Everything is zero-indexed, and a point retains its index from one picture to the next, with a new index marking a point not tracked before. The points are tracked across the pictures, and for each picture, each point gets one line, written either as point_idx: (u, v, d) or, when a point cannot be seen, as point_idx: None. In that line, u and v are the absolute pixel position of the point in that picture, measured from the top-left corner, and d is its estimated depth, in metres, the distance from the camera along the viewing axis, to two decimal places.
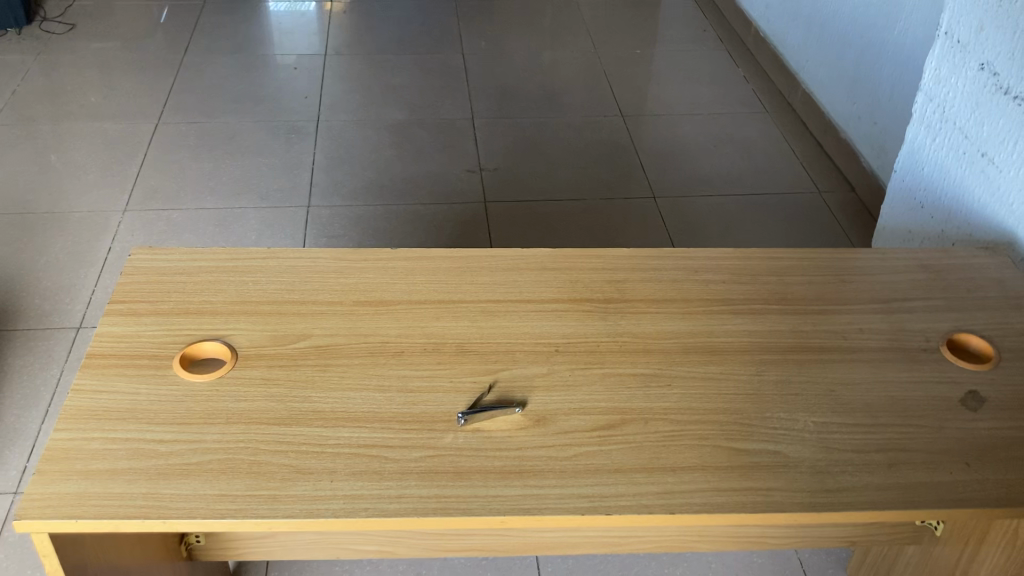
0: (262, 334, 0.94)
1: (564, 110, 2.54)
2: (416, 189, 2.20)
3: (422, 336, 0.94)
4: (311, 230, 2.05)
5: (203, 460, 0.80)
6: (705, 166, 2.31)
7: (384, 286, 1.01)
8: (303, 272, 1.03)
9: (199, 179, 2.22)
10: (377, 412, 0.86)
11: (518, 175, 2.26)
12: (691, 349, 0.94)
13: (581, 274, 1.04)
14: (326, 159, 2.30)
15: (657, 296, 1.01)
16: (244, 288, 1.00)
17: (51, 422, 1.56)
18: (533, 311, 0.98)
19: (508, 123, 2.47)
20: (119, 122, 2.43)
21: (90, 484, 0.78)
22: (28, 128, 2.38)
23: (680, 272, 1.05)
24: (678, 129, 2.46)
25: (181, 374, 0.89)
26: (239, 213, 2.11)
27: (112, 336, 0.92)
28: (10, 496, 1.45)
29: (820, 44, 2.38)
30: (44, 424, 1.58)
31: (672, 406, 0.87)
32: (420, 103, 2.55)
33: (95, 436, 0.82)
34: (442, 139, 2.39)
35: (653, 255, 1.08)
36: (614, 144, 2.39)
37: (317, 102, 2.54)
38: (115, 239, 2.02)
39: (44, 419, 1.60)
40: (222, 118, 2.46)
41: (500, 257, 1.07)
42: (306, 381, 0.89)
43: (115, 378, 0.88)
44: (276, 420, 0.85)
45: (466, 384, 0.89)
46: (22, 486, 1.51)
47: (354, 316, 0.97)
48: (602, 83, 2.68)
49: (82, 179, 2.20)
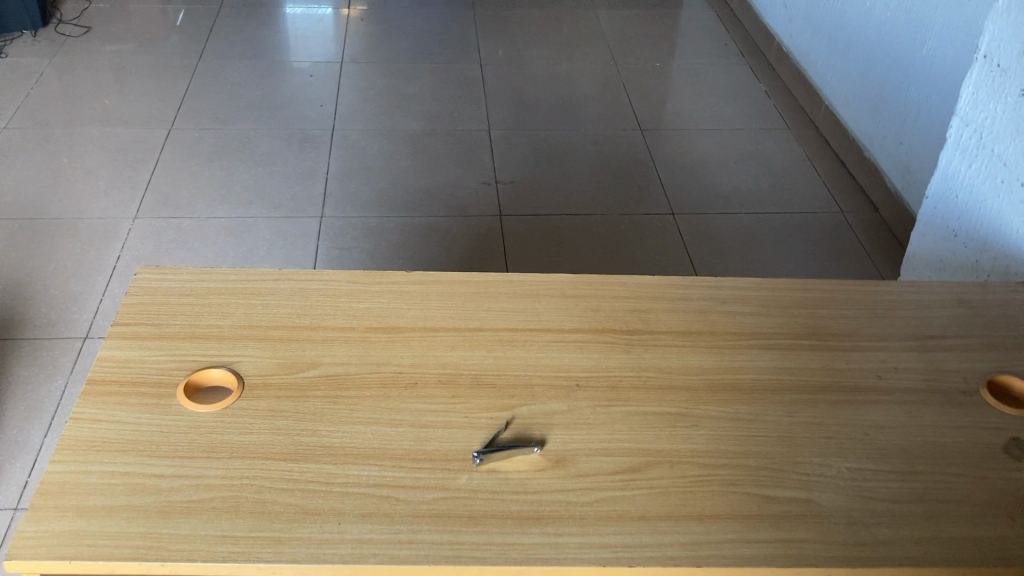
0: (270, 361, 0.90)
1: (582, 122, 2.50)
2: (431, 201, 2.16)
3: (437, 366, 0.90)
4: (323, 241, 2.02)
5: (205, 498, 0.76)
6: (726, 183, 2.26)
7: (398, 312, 0.97)
8: (314, 295, 0.99)
9: (210, 186, 2.19)
10: (389, 449, 0.82)
11: (535, 188, 2.22)
12: (718, 386, 0.90)
13: (603, 302, 1.00)
14: (340, 169, 2.26)
15: (682, 328, 0.97)
16: (253, 312, 0.96)
17: (55, 436, 1.53)
18: (554, 342, 0.94)
19: (526, 135, 2.43)
20: (132, 127, 2.41)
21: (87, 522, 0.74)
22: (40, 132, 2.36)
23: (707, 302, 1.01)
24: (698, 144, 2.41)
25: (185, 404, 0.85)
26: (250, 223, 2.08)
27: (116, 361, 0.88)
28: (10, 512, 1.43)
29: (844, 60, 2.33)
30: (48, 437, 1.55)
31: (699, 448, 0.83)
32: (436, 112, 2.51)
33: (94, 470, 0.78)
34: (458, 150, 2.35)
35: (679, 283, 1.03)
36: (633, 159, 2.34)
37: (333, 110, 2.51)
38: (125, 248, 1.99)
39: (48, 431, 1.57)
40: (235, 124, 2.43)
41: (519, 282, 1.03)
42: (315, 413, 0.85)
43: (115, 406, 0.84)
44: (283, 456, 0.81)
45: (482, 420, 0.85)
46: (23, 500, 1.48)
47: (367, 343, 0.92)
48: (621, 95, 2.64)
49: (93, 184, 2.18)
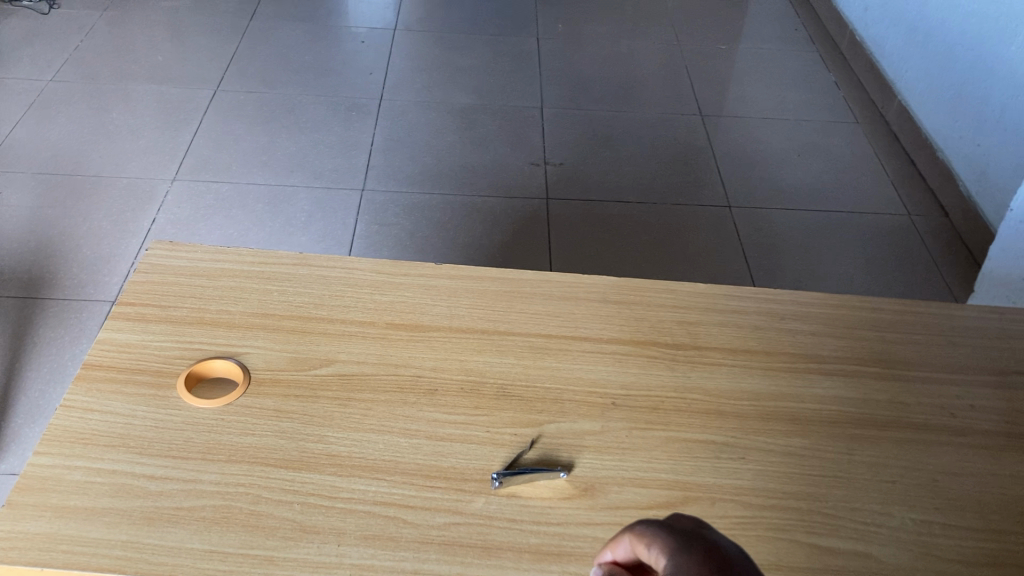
0: (280, 355, 0.83)
1: (639, 104, 2.39)
2: (476, 179, 2.08)
3: (461, 371, 0.82)
4: (362, 216, 1.95)
5: (195, 506, 0.70)
6: (787, 177, 2.14)
7: (424, 308, 0.89)
8: (335, 284, 0.91)
9: (252, 151, 2.13)
10: (400, 463, 0.74)
11: (585, 172, 2.13)
12: (770, 414, 0.81)
13: (648, 310, 0.91)
14: (385, 142, 2.19)
15: (733, 345, 0.87)
16: (268, 299, 0.89)
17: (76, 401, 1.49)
18: (590, 352, 0.85)
19: (580, 115, 2.33)
20: (178, 86, 2.35)
21: (65, 525, 0.68)
22: (86, 85, 2.32)
23: (763, 317, 0.91)
24: (761, 135, 2.29)
25: (184, 397, 0.78)
26: (291, 192, 2.01)
27: (117, 345, 0.82)
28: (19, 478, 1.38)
29: (922, 53, 2.19)
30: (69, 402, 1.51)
31: (745, 485, 0.74)
32: (488, 87, 2.42)
33: (79, 466, 0.72)
34: (508, 128, 2.26)
35: (733, 293, 0.94)
36: (690, 146, 2.23)
37: (382, 79, 2.43)
38: (160, 211, 1.94)
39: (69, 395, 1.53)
40: (283, 89, 2.36)
41: (558, 282, 0.94)
42: (324, 417, 0.77)
43: (110, 395, 0.77)
44: (284, 463, 0.73)
45: (505, 437, 0.77)
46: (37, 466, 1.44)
47: (386, 342, 0.85)
48: (682, 78, 2.52)
49: (135, 143, 2.13)
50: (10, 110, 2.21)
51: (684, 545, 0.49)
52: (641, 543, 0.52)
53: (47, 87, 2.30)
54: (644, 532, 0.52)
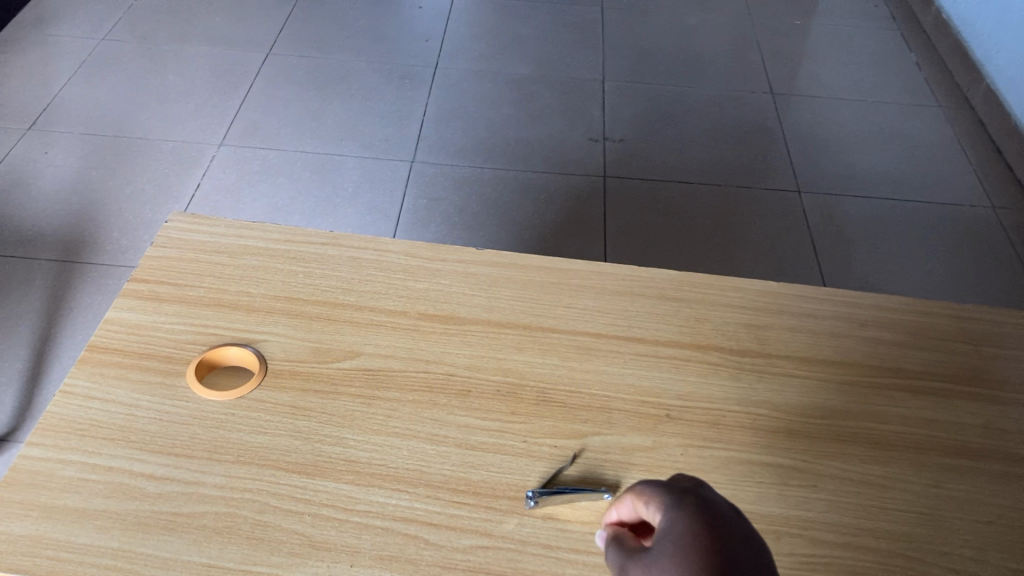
0: (301, 345, 0.75)
1: (706, 80, 2.27)
2: (530, 154, 1.99)
3: (498, 372, 0.74)
4: (411, 188, 1.88)
5: (196, 512, 0.63)
6: (862, 162, 2.01)
7: (461, 297, 0.81)
8: (365, 267, 0.83)
9: (301, 119, 2.06)
10: (425, 473, 0.66)
11: (645, 150, 2.02)
12: (846, 437, 0.71)
13: (710, 309, 0.81)
14: (438, 113, 2.10)
15: (806, 353, 0.78)
16: (292, 281, 0.81)
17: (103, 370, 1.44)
18: (644, 356, 0.76)
19: (642, 90, 2.22)
20: (230, 48, 2.29)
21: (53, 527, 0.61)
22: (137, 46, 2.27)
23: (841, 322, 0.81)
24: (835, 117, 2.16)
25: (194, 388, 0.71)
26: (338, 161, 1.94)
27: (126, 326, 0.75)
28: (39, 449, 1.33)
29: (1015, 33, 2.03)
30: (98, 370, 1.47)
31: (814, 517, 0.65)
32: (549, 58, 2.32)
33: (74, 461, 0.65)
34: (567, 102, 2.16)
35: (806, 293, 0.84)
36: (758, 126, 2.11)
37: (439, 47, 2.34)
38: (205, 176, 1.89)
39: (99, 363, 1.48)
40: (336, 54, 2.29)
41: (611, 273, 0.85)
42: (344, 417, 0.70)
43: (113, 381, 0.71)
44: (296, 468, 0.66)
45: (543, 449, 0.68)
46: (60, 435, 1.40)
47: (418, 334, 0.77)
48: (753, 54, 2.38)
49: (183, 106, 2.08)
50: (60, 68, 2.17)
51: (680, 504, 0.52)
52: (641, 501, 0.55)
53: (98, 46, 2.26)
54: (644, 490, 0.55)
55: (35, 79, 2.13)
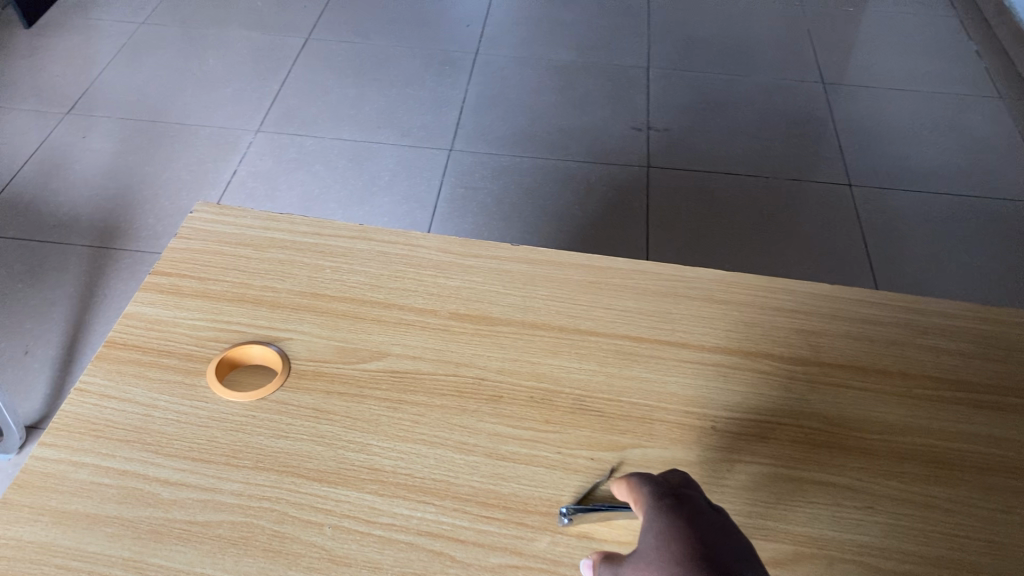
0: (326, 344, 0.72)
1: (754, 68, 2.20)
2: (572, 143, 1.94)
3: (533, 377, 0.70)
4: (449, 177, 1.84)
5: (211, 521, 0.59)
6: (917, 155, 1.93)
7: (494, 296, 0.77)
8: (395, 262, 0.80)
9: (340, 105, 2.03)
10: (453, 485, 0.62)
11: (690, 140, 1.96)
12: (906, 454, 0.66)
13: (759, 312, 0.76)
14: (477, 100, 2.06)
15: (863, 362, 0.73)
16: (318, 276, 0.78)
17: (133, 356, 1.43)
18: (688, 363, 0.72)
19: (689, 77, 2.15)
20: (269, 33, 2.26)
21: (62, 533, 0.58)
22: (177, 30, 2.26)
23: (900, 328, 0.76)
24: (889, 107, 2.08)
25: (214, 387, 0.68)
26: (376, 149, 1.91)
27: (146, 321, 0.73)
28: None
29: None
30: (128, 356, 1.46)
31: (870, 542, 0.61)
32: (592, 44, 2.26)
33: (87, 463, 0.62)
34: (610, 89, 2.10)
35: (863, 296, 0.79)
36: (808, 116, 2.04)
37: (480, 33, 2.29)
38: (242, 162, 1.87)
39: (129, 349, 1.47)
40: (375, 40, 2.25)
41: (654, 273, 0.81)
42: (369, 421, 0.66)
43: (131, 379, 0.68)
44: (318, 476, 0.63)
45: (579, 462, 0.64)
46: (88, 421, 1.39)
47: (448, 334, 0.73)
48: (804, 41, 2.31)
49: (221, 91, 2.06)
50: (100, 52, 2.16)
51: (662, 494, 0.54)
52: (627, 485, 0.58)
53: (138, 30, 2.25)
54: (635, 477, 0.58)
55: (75, 63, 2.12)
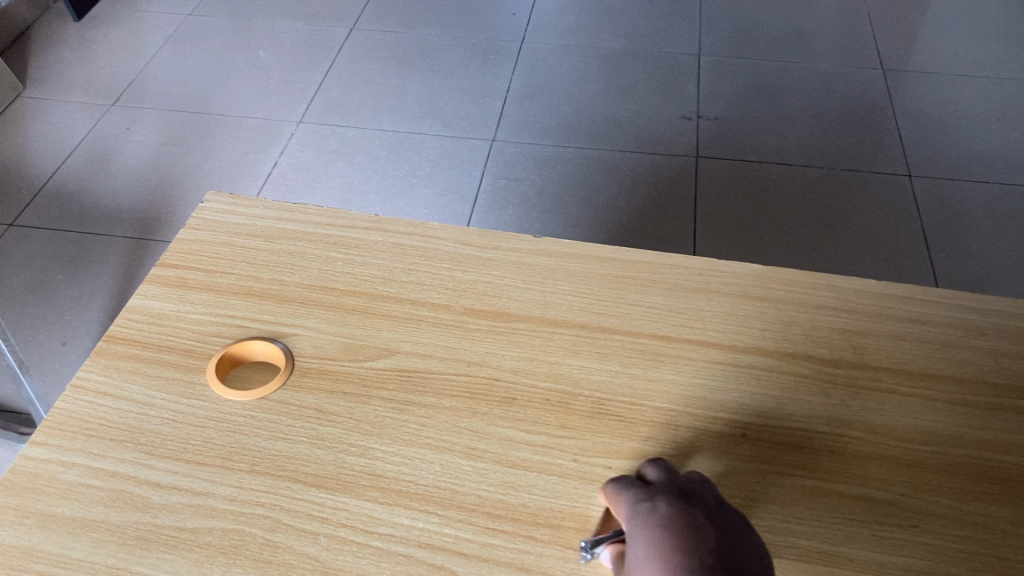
0: (333, 340, 0.68)
1: (812, 55, 2.11)
2: (619, 133, 1.89)
3: (549, 378, 0.66)
4: (491, 168, 1.80)
5: (202, 528, 0.56)
6: (983, 144, 1.83)
7: (512, 291, 0.73)
8: (410, 255, 0.76)
9: (383, 96, 2.00)
10: (458, 493, 0.58)
11: (743, 129, 1.89)
12: (957, 468, 0.60)
13: (799, 310, 0.71)
14: (522, 89, 2.01)
15: (912, 365, 0.66)
16: (329, 269, 0.74)
17: None
18: (718, 365, 0.66)
19: (742, 65, 2.08)
20: (315, 23, 2.24)
21: (46, 538, 0.56)
22: (224, 20, 2.25)
23: (955, 329, 0.69)
24: (955, 95, 1.97)
25: (213, 385, 0.65)
26: (418, 140, 1.88)
27: (149, 316, 0.70)
28: None
29: None
30: None
31: (916, 565, 0.55)
32: (642, 30, 2.19)
33: (78, 463, 0.60)
34: (660, 77, 2.04)
35: (916, 294, 0.72)
36: (867, 104, 1.95)
37: (527, 20, 2.24)
38: (283, 153, 1.85)
39: None
40: (421, 29, 2.21)
41: (685, 267, 0.75)
42: (373, 423, 0.62)
43: (128, 376, 0.65)
44: (316, 481, 0.59)
45: (596, 471, 0.60)
46: None
47: (462, 332, 0.69)
48: (864, 26, 2.21)
49: (264, 82, 2.04)
50: (147, 44, 2.17)
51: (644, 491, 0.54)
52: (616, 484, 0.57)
53: (185, 21, 2.25)
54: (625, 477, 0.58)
55: (123, 55, 2.13)
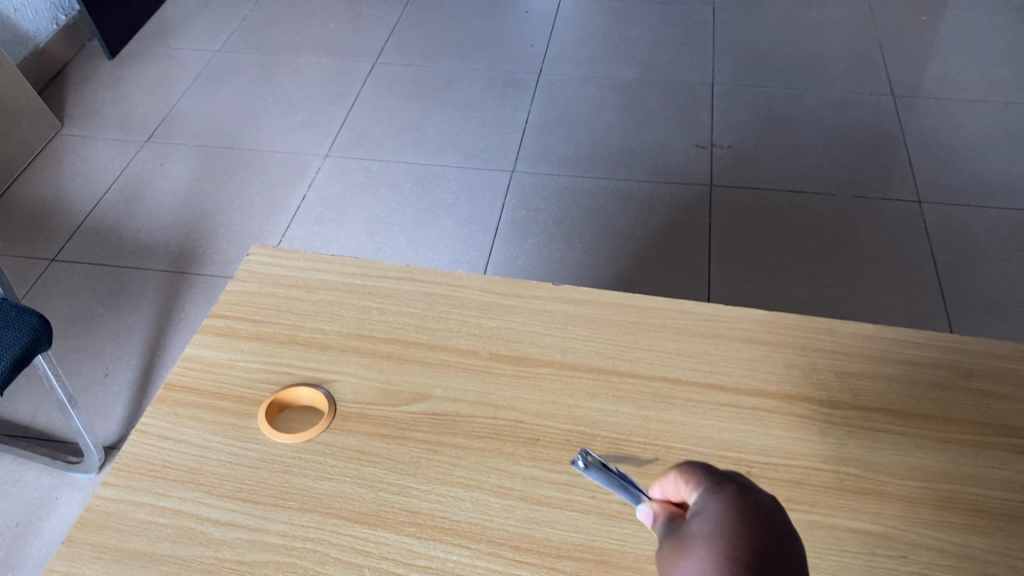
0: (371, 386, 0.74)
1: (823, 82, 2.16)
2: (635, 163, 1.95)
3: (569, 421, 0.72)
4: (511, 199, 1.87)
5: (259, 561, 0.62)
6: (988, 168, 1.88)
7: (534, 338, 0.79)
8: (440, 303, 0.82)
9: (405, 129, 2.07)
10: (488, 528, 0.64)
11: (755, 157, 1.95)
12: (945, 503, 0.65)
13: (800, 354, 0.76)
14: (540, 120, 2.08)
15: (904, 406, 0.72)
16: (366, 318, 0.81)
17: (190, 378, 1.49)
18: (725, 407, 0.72)
19: (754, 93, 2.14)
20: (339, 58, 2.32)
21: (119, 570, 0.62)
22: (251, 56, 2.34)
23: (945, 371, 0.75)
24: (962, 120, 2.02)
25: (263, 429, 0.71)
26: (440, 172, 1.95)
27: (203, 365, 0.77)
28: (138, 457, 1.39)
29: None
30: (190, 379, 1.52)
31: None
32: (656, 60, 2.26)
33: (146, 502, 0.66)
34: (673, 106, 2.10)
35: (908, 336, 0.78)
36: (877, 130, 2.00)
37: (544, 52, 2.31)
38: (311, 187, 1.92)
39: None
40: (441, 62, 2.29)
41: (694, 312, 0.81)
42: (409, 464, 0.69)
43: (187, 422, 0.72)
44: (360, 517, 0.65)
45: (612, 507, 0.66)
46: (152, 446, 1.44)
47: (488, 377, 0.75)
48: (873, 52, 2.26)
49: (292, 117, 2.12)
50: (179, 80, 2.26)
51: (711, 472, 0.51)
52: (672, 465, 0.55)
53: (213, 58, 2.34)
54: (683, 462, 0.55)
55: (155, 91, 2.22)
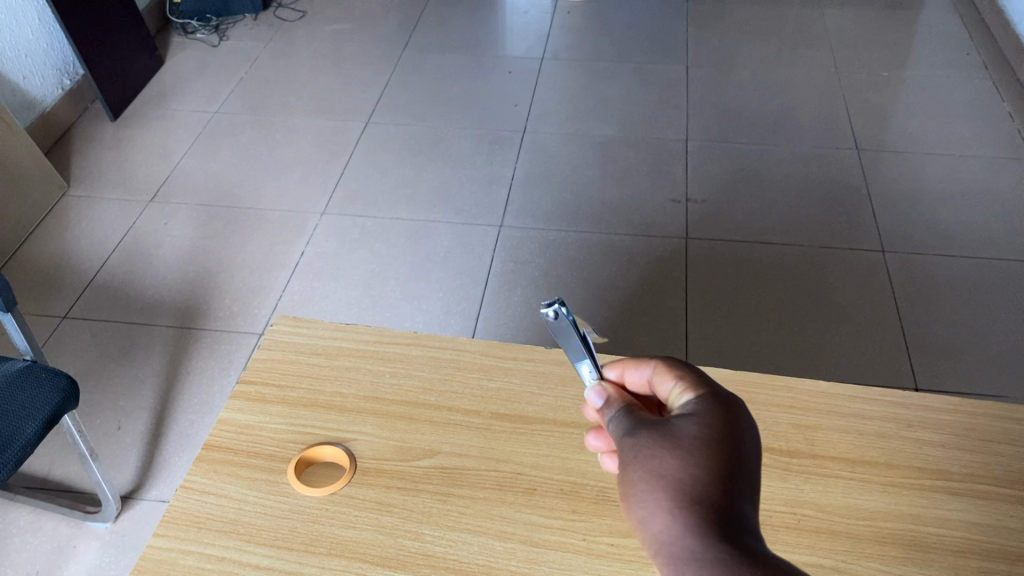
0: (387, 444, 0.84)
1: (790, 138, 2.30)
2: (615, 217, 2.06)
3: (562, 472, 0.82)
4: (498, 252, 1.97)
5: None
6: (945, 218, 2.01)
7: (529, 397, 0.89)
8: (445, 367, 0.93)
9: (397, 186, 2.18)
10: (492, 567, 0.74)
11: (727, 211, 2.07)
12: (886, 538, 0.76)
13: (762, 409, 0.87)
14: (524, 177, 2.20)
15: (853, 454, 0.83)
16: (379, 381, 0.91)
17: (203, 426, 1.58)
18: None
19: (726, 149, 2.26)
20: (333, 119, 2.43)
21: None
22: (248, 116, 2.45)
23: (888, 423, 0.86)
24: (921, 173, 2.15)
25: (293, 483, 0.81)
26: (432, 228, 2.05)
27: (237, 427, 0.86)
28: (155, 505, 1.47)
29: None
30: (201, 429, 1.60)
31: None
32: (633, 118, 2.39)
33: (193, 550, 0.76)
34: (650, 162, 2.22)
35: (857, 393, 0.89)
36: (843, 184, 2.13)
37: (527, 110, 2.43)
38: (310, 242, 2.03)
39: (201, 421, 1.62)
40: (431, 121, 2.41)
41: None
42: (423, 512, 0.79)
43: (226, 478, 0.82)
44: (382, 561, 0.75)
45: (601, 547, 0.76)
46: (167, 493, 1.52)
47: (490, 434, 0.85)
48: (838, 109, 2.40)
49: (288, 176, 2.23)
50: (180, 140, 2.37)
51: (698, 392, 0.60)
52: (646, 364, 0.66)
53: (213, 119, 2.45)
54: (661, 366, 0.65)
55: (158, 152, 2.33)
